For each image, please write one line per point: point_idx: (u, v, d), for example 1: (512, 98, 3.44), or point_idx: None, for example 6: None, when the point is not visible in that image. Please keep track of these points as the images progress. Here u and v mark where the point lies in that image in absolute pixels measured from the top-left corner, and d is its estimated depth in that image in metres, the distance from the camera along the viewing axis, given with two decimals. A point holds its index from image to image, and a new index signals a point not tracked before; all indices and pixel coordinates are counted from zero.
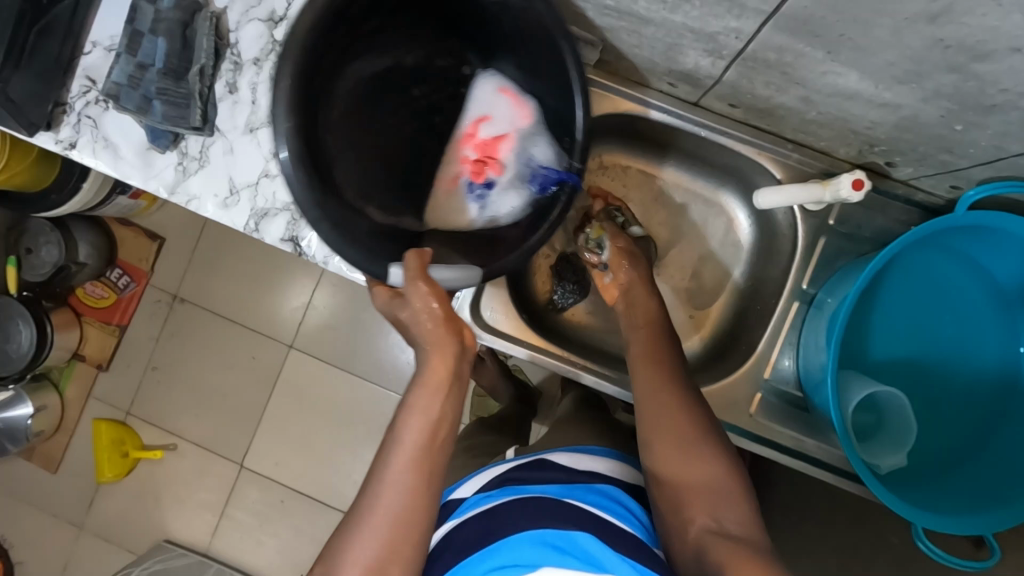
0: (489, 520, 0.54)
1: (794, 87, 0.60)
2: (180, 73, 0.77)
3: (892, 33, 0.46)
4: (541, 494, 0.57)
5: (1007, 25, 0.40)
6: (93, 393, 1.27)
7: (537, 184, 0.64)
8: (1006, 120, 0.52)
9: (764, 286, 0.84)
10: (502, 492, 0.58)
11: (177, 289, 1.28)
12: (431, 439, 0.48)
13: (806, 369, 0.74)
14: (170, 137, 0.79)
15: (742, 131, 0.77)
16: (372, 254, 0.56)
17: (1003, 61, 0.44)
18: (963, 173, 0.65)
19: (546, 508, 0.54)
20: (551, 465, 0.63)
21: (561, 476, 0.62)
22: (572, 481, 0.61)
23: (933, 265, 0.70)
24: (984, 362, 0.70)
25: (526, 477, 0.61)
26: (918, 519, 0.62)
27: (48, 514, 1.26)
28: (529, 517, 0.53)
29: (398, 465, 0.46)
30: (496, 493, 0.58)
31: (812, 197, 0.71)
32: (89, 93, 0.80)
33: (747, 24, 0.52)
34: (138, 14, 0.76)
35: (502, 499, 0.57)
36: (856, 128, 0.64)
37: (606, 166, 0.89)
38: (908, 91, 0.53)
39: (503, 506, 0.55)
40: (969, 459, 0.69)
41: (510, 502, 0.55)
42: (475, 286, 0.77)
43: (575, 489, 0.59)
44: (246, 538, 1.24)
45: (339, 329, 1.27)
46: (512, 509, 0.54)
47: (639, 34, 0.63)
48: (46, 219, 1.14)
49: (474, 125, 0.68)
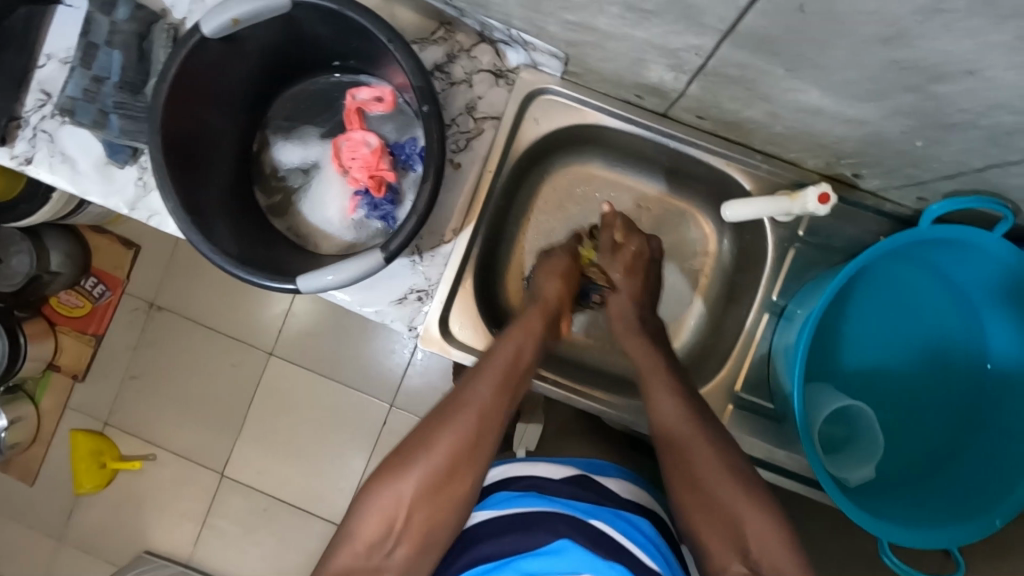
0: (520, 523, 0.59)
1: (760, 102, 0.60)
2: (137, 86, 0.76)
3: (849, 53, 0.45)
4: (570, 510, 0.61)
5: (959, 50, 0.40)
6: (70, 403, 1.24)
7: (414, 161, 0.77)
8: (968, 137, 0.51)
9: (737, 295, 0.84)
10: (532, 499, 0.62)
11: (154, 296, 1.24)
12: (502, 393, 0.65)
13: (776, 380, 0.74)
14: (130, 152, 0.77)
15: (712, 143, 0.76)
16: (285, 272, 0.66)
17: (960, 83, 0.43)
18: (928, 187, 0.64)
19: (579, 528, 0.59)
20: (592, 487, 0.66)
21: (590, 493, 0.65)
22: (600, 501, 0.64)
23: (900, 280, 0.70)
24: (951, 375, 0.70)
25: (556, 487, 0.64)
26: (882, 532, 0.62)
27: (26, 526, 1.23)
28: (561, 528, 0.58)
29: (470, 404, 0.63)
30: (528, 497, 0.63)
31: (780, 210, 0.70)
32: (45, 107, 0.78)
33: (707, 41, 0.51)
34: (92, 26, 0.74)
35: (534, 507, 0.61)
36: (822, 141, 0.64)
37: (578, 176, 0.87)
38: (871, 108, 0.52)
39: (535, 513, 0.60)
40: (938, 474, 0.69)
41: (542, 512, 0.60)
42: (445, 302, 0.77)
43: (603, 510, 0.63)
44: (229, 547, 1.22)
45: (322, 336, 1.23)
46: (546, 519, 0.59)
47: (603, 48, 0.63)
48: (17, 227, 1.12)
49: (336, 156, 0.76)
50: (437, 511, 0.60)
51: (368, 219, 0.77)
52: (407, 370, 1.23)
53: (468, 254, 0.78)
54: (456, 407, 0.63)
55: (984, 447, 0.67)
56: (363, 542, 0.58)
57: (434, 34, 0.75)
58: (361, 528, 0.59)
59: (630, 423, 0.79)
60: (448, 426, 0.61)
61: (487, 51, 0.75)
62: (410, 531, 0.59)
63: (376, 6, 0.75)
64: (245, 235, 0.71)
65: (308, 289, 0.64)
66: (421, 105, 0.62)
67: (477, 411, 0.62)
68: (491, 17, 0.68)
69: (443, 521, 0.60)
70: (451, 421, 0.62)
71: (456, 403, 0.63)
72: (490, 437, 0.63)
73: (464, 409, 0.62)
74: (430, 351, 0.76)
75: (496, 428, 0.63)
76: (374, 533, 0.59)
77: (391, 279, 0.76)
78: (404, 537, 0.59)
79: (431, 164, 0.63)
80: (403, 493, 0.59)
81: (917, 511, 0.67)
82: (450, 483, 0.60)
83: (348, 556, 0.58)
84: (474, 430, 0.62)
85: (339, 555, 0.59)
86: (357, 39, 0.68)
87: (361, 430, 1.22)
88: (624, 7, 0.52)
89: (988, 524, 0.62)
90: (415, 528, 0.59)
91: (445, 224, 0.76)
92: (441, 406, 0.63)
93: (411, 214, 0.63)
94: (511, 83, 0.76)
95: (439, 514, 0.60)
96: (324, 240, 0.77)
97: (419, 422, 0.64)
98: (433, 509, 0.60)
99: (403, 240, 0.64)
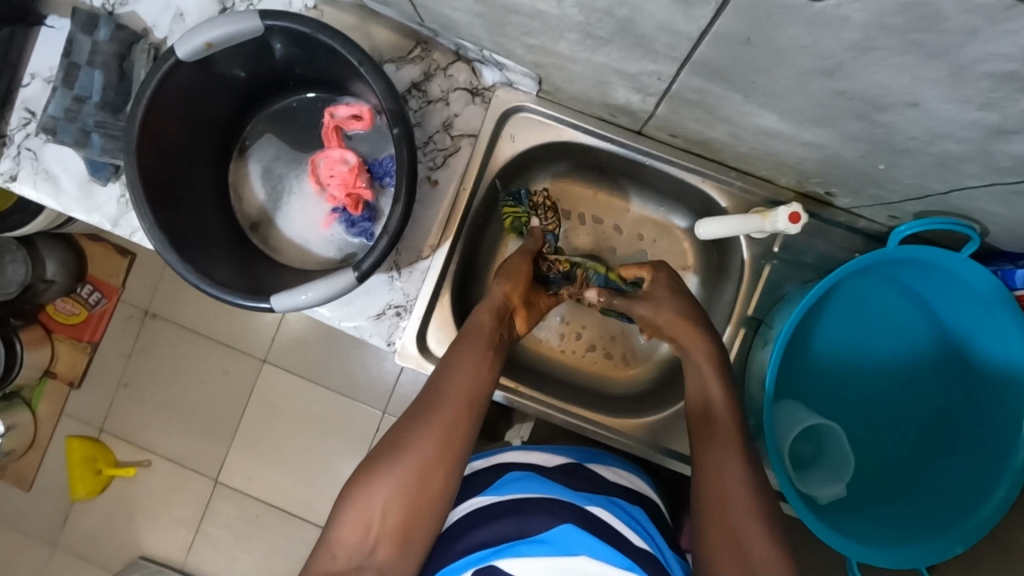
0: (517, 506, 0.60)
1: (721, 125, 0.62)
2: (118, 105, 0.76)
3: (797, 83, 0.48)
4: (565, 496, 0.61)
5: (897, 84, 0.43)
6: (66, 410, 1.25)
7: (382, 175, 0.77)
8: (921, 162, 0.54)
9: (713, 310, 0.84)
10: (533, 484, 0.63)
11: (148, 304, 1.25)
12: (473, 389, 0.65)
13: (750, 395, 0.75)
14: (111, 170, 0.78)
15: (686, 161, 0.77)
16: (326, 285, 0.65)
17: (903, 114, 0.47)
18: (896, 206, 0.65)
19: (579, 513, 0.59)
20: (589, 477, 0.68)
21: (584, 483, 0.66)
22: (593, 490, 0.65)
23: (871, 294, 0.72)
24: (919, 389, 0.72)
25: (550, 474, 0.66)
26: (850, 551, 0.63)
27: (21, 532, 1.24)
28: (563, 510, 0.59)
29: (441, 405, 0.64)
30: (526, 481, 0.64)
31: (753, 228, 0.71)
32: (29, 126, 0.79)
33: (665, 67, 0.54)
34: (74, 46, 0.75)
35: (531, 492, 0.62)
36: (788, 162, 0.66)
37: (555, 192, 0.88)
38: (826, 133, 0.55)
39: (532, 497, 0.61)
40: (909, 488, 0.71)
41: (537, 498, 0.61)
42: (423, 317, 0.77)
43: (598, 498, 0.64)
44: (222, 553, 1.22)
45: (314, 345, 1.24)
46: (545, 504, 0.59)
47: (568, 70, 0.64)
48: (12, 237, 1.12)
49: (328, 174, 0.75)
50: (414, 511, 0.59)
51: (346, 236, 0.78)
52: (399, 378, 1.23)
53: (446, 270, 0.79)
54: (428, 406, 0.64)
55: (950, 465, 0.69)
56: (343, 547, 0.58)
57: (410, 53, 0.75)
58: (340, 533, 0.58)
59: (605, 438, 0.80)
60: (418, 425, 0.62)
61: (463, 69, 0.75)
62: (387, 531, 0.58)
63: (352, 25, 0.75)
64: (219, 256, 0.72)
65: (281, 309, 0.65)
66: (392, 126, 0.63)
67: (450, 407, 0.64)
68: (462, 38, 0.70)
69: (421, 519, 0.59)
70: (420, 429, 0.62)
71: (427, 406, 0.64)
72: (463, 432, 0.63)
73: (434, 407, 0.63)
74: (407, 367, 0.77)
75: (467, 426, 0.64)
76: (355, 534, 0.58)
77: (368, 295, 0.76)
78: (384, 538, 0.58)
79: (402, 184, 0.63)
80: (379, 493, 0.59)
81: (883, 528, 0.68)
82: (424, 484, 0.60)
83: (328, 562, 0.57)
84: (443, 428, 0.62)
85: (320, 561, 0.58)
86: (332, 63, 0.70)
87: (351, 439, 1.22)
88: (582, 34, 0.54)
89: (946, 548, 0.63)
90: (393, 527, 0.58)
91: (423, 240, 0.77)
92: (412, 412, 0.64)
93: (382, 234, 0.64)
94: (487, 101, 0.76)
95: (416, 511, 0.59)
96: (302, 257, 0.79)
97: (394, 427, 0.64)
98: (410, 506, 0.59)
99: (375, 261, 0.64)
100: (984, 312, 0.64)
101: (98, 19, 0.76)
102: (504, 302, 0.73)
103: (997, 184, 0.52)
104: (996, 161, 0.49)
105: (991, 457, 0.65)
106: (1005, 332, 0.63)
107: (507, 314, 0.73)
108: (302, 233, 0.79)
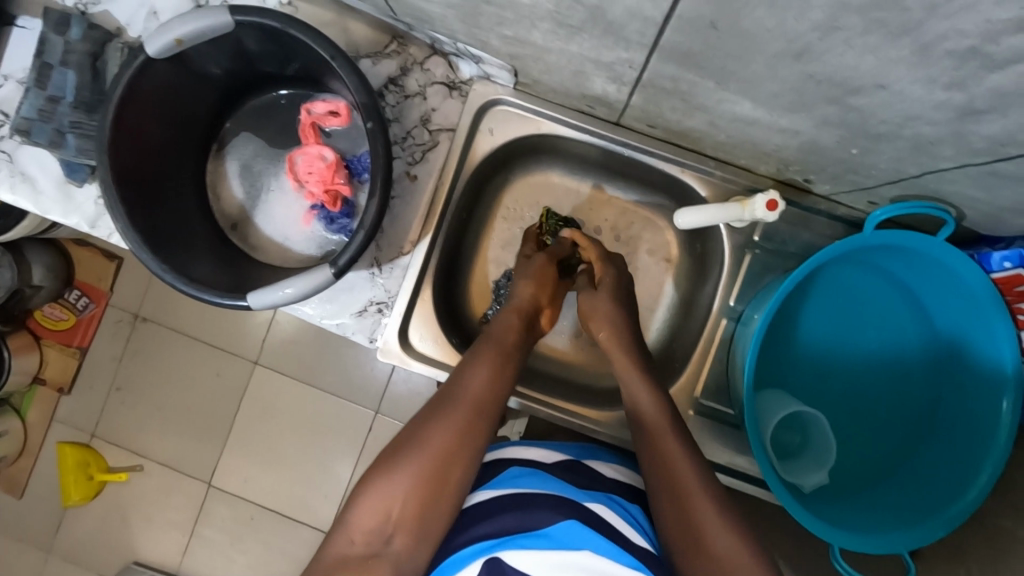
0: (519, 502, 0.59)
1: (699, 113, 0.62)
2: (93, 105, 0.76)
3: (767, 67, 0.48)
4: (565, 491, 0.61)
5: (864, 65, 0.43)
6: (56, 416, 1.24)
7: (359, 169, 0.77)
8: (896, 146, 0.54)
9: (698, 300, 0.83)
10: (535, 481, 0.62)
11: (137, 307, 1.24)
12: (491, 386, 0.64)
13: (734, 386, 0.75)
14: (88, 170, 0.77)
15: (665, 151, 0.76)
16: (302, 287, 0.64)
17: (874, 96, 0.47)
18: (874, 191, 0.65)
19: (581, 511, 0.58)
20: (586, 471, 0.68)
21: (584, 479, 0.66)
22: (594, 487, 0.65)
23: (852, 280, 0.72)
24: (909, 367, 0.72)
25: (551, 470, 0.66)
26: (831, 537, 0.63)
27: (13, 538, 1.23)
28: (563, 508, 0.57)
29: (465, 398, 0.63)
30: (527, 477, 0.63)
31: (732, 216, 0.71)
32: (3, 128, 0.78)
33: (637, 55, 0.54)
34: (47, 46, 0.74)
35: (531, 488, 0.61)
36: (765, 149, 0.66)
37: (536, 186, 0.88)
38: (801, 119, 0.55)
39: (531, 493, 0.60)
40: (900, 473, 0.71)
41: (538, 493, 0.60)
42: (405, 313, 0.77)
43: (598, 495, 0.63)
44: (216, 555, 1.21)
45: (306, 346, 1.23)
46: (546, 501, 0.58)
47: (545, 61, 0.64)
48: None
49: (309, 164, 0.74)
50: (433, 502, 0.57)
51: (327, 233, 0.78)
52: (391, 377, 1.23)
53: (426, 266, 0.78)
54: (449, 401, 0.63)
55: (942, 450, 0.69)
56: (359, 533, 0.56)
57: (387, 48, 0.75)
58: (356, 518, 0.56)
59: (588, 430, 0.80)
60: (440, 420, 0.61)
61: (440, 63, 0.75)
62: (407, 520, 0.56)
63: (329, 21, 0.75)
64: (199, 256, 0.71)
65: (259, 306, 0.64)
66: (366, 121, 0.62)
67: (470, 401, 0.63)
68: (437, 31, 0.69)
69: (439, 506, 0.58)
70: (441, 420, 0.61)
71: (447, 402, 0.62)
72: (482, 429, 0.62)
73: (458, 403, 0.62)
74: (390, 363, 0.76)
75: (488, 424, 0.63)
76: (372, 521, 0.56)
77: (350, 291, 0.76)
78: (403, 526, 0.56)
79: (377, 178, 0.63)
80: (399, 484, 0.57)
81: (873, 516, 0.68)
82: (446, 472, 0.58)
83: (343, 548, 0.56)
84: (465, 422, 0.61)
85: (333, 547, 0.56)
86: (312, 60, 0.69)
87: (343, 439, 1.22)
88: (554, 23, 0.54)
89: (928, 533, 0.64)
90: (411, 517, 0.56)
91: (403, 236, 0.76)
92: (431, 407, 0.63)
93: (359, 230, 0.63)
94: (464, 94, 0.76)
95: (437, 500, 0.57)
96: (284, 256, 0.78)
97: (411, 422, 0.62)
98: (429, 496, 0.57)
99: (351, 255, 0.64)
100: (969, 303, 0.65)
101: (69, 19, 0.75)
102: (530, 305, 0.74)
103: (969, 166, 0.52)
104: (969, 142, 0.49)
105: (975, 442, 0.65)
106: (991, 325, 0.64)
107: (533, 318, 0.74)
108: (281, 231, 0.79)
